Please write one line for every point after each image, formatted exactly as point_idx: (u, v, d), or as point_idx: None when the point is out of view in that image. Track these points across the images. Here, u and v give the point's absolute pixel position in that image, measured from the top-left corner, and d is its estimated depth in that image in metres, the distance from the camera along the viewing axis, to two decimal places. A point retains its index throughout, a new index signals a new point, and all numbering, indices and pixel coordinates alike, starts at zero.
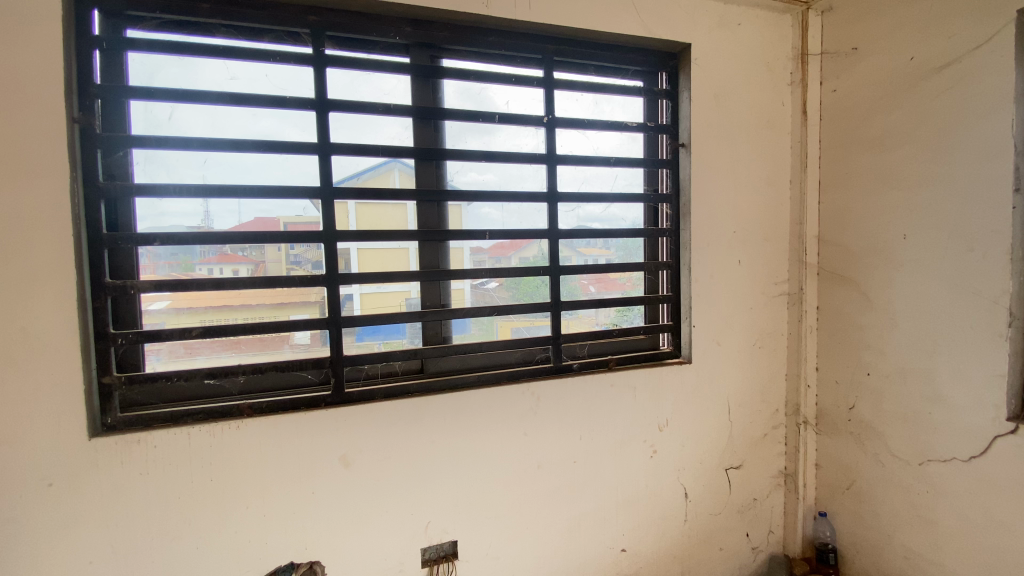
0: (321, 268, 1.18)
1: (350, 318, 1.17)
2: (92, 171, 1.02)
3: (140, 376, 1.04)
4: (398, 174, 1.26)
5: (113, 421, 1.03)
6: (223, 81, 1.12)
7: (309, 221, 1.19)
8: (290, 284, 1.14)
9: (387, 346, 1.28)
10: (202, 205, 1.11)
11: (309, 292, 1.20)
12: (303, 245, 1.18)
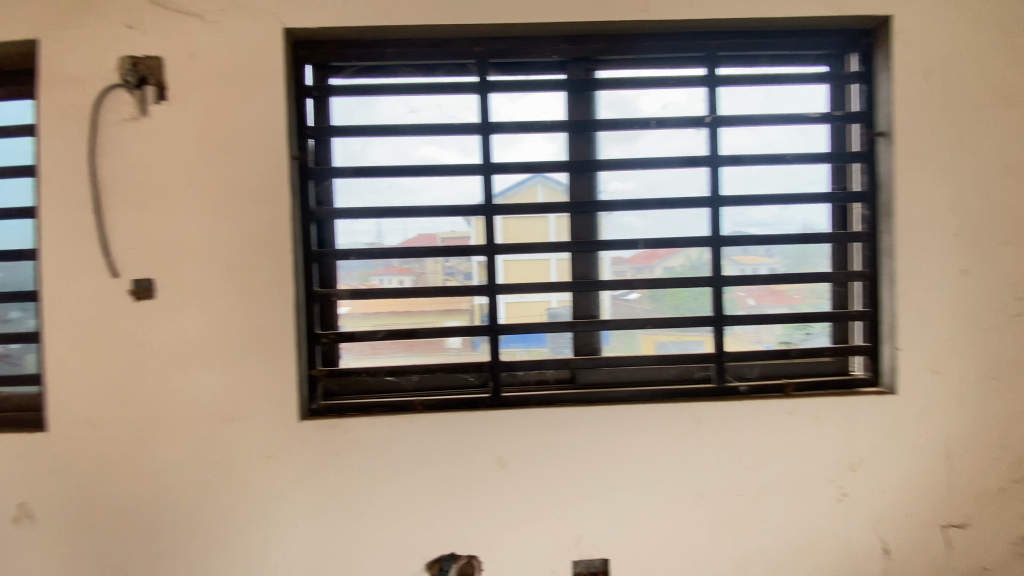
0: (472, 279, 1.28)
1: (484, 325, 1.25)
2: (306, 199, 1.23)
3: (339, 370, 1.23)
4: (542, 189, 1.28)
5: (318, 407, 1.22)
6: (404, 113, 1.27)
7: (462, 236, 1.29)
8: (454, 292, 1.25)
9: (530, 354, 1.30)
10: (375, 225, 1.27)
11: (461, 300, 1.29)
12: (456, 258, 1.27)
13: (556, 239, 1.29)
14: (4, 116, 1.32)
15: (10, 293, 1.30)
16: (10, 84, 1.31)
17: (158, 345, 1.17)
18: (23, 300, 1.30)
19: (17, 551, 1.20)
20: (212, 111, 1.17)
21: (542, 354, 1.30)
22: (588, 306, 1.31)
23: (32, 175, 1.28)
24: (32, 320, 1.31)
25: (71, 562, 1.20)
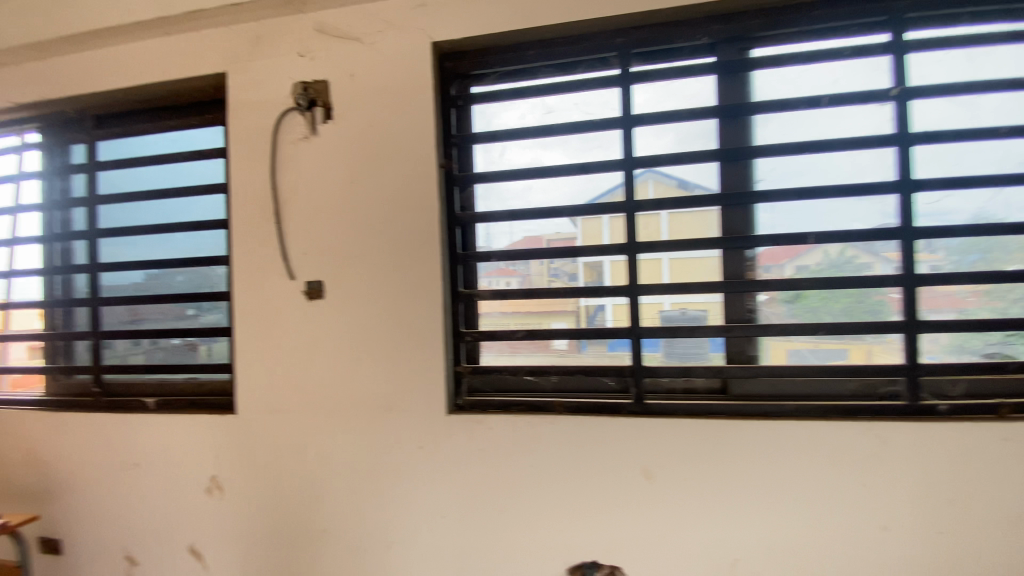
0: (576, 280, 1.25)
1: (586, 329, 1.23)
2: (452, 204, 1.29)
3: (483, 367, 1.27)
4: (653, 183, 1.20)
5: (462, 403, 1.27)
6: (541, 115, 1.27)
7: (566, 236, 1.26)
8: (593, 294, 1.22)
9: (639, 359, 1.22)
10: (484, 229, 1.32)
11: (566, 302, 1.26)
12: (560, 260, 1.26)
13: (668, 238, 1.21)
14: (199, 141, 1.50)
15: (207, 295, 1.48)
16: (205, 113, 1.50)
17: (327, 341, 1.30)
18: (216, 301, 1.48)
19: (216, 517, 1.40)
20: (370, 125, 1.27)
21: (656, 360, 1.21)
22: (707, 310, 1.20)
23: (224, 192, 1.46)
24: (223, 318, 1.49)
25: (257, 530, 1.36)
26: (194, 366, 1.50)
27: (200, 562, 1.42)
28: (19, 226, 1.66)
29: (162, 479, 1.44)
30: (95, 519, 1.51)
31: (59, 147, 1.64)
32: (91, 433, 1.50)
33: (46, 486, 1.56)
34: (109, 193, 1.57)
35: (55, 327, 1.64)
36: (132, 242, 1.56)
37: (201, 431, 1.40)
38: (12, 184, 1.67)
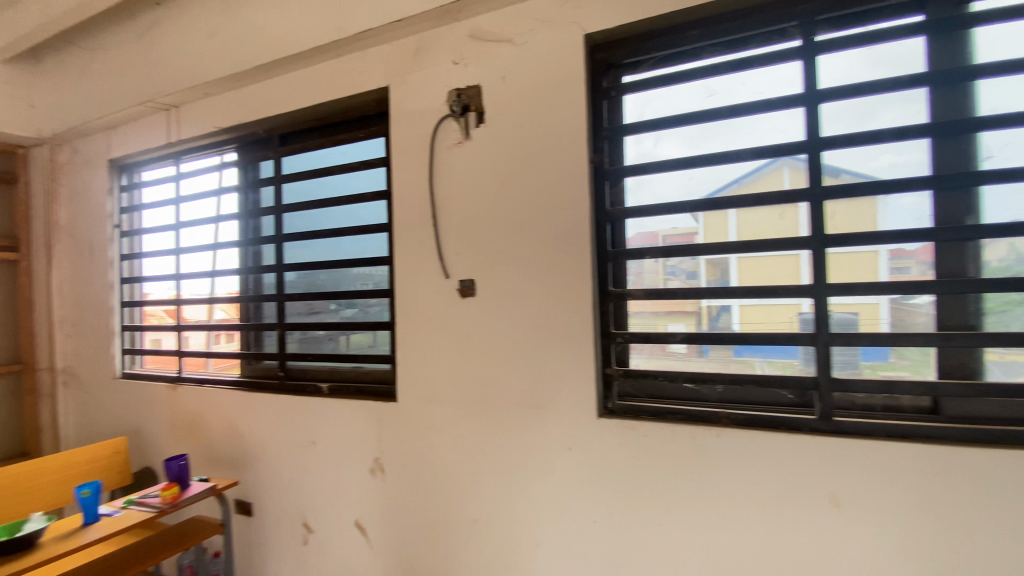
0: (696, 279, 1.18)
1: (707, 333, 1.16)
2: (602, 199, 1.25)
3: (636, 370, 1.23)
4: (788, 172, 1.10)
5: (613, 406, 1.22)
6: (702, 98, 1.18)
7: (685, 232, 1.20)
8: (743, 295, 1.13)
9: (770, 365, 1.13)
10: None
11: (686, 302, 1.20)
12: (678, 257, 1.20)
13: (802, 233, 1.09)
14: (364, 152, 1.65)
15: (371, 291, 1.62)
16: (369, 126, 1.64)
17: (479, 338, 1.35)
18: (379, 297, 1.62)
19: (378, 496, 1.52)
20: (521, 125, 1.28)
21: (795, 369, 1.10)
22: (858, 311, 1.05)
23: (387, 198, 1.59)
24: (385, 313, 1.62)
25: (413, 513, 1.46)
26: (360, 355, 1.66)
27: (363, 537, 1.56)
28: (223, 233, 1.97)
29: (333, 458, 1.61)
30: (279, 488, 1.73)
31: (251, 164, 1.91)
32: (277, 412, 1.73)
33: (242, 455, 1.82)
34: (291, 202, 1.79)
35: (248, 318, 1.91)
36: (309, 244, 1.77)
37: (367, 417, 1.54)
38: (216, 198, 1.98)
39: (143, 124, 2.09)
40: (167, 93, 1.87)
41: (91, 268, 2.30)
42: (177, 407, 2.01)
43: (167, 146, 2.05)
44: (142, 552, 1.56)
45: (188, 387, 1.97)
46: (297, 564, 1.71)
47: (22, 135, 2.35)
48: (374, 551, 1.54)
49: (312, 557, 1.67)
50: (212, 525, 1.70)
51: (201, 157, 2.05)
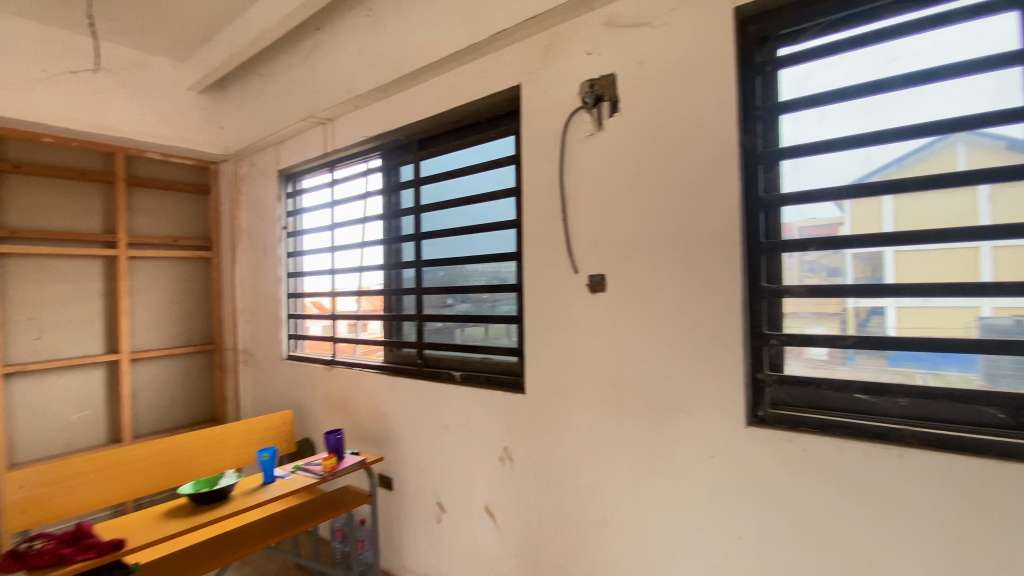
0: (839, 276, 1.08)
1: (860, 337, 1.05)
2: (755, 185, 1.15)
3: (792, 377, 1.12)
4: (964, 152, 0.95)
5: (764, 415, 1.14)
6: (882, 65, 1.04)
7: (827, 224, 1.10)
8: (921, 295, 0.99)
9: (935, 378, 0.99)
10: None
11: (830, 301, 1.10)
12: (818, 252, 1.11)
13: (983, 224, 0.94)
14: (495, 150, 1.71)
15: (501, 286, 1.68)
16: (500, 125, 1.69)
17: (609, 334, 1.32)
18: (508, 291, 1.67)
19: (507, 484, 1.58)
20: (659, 113, 1.22)
21: (971, 384, 0.96)
22: None
23: (516, 194, 1.63)
24: (513, 307, 1.67)
25: (542, 504, 1.49)
26: (491, 346, 1.73)
27: (493, 522, 1.62)
28: (369, 232, 2.17)
29: (466, 444, 1.70)
30: (416, 468, 1.88)
31: (393, 169, 2.08)
32: (417, 397, 1.88)
33: (385, 434, 2.00)
34: (428, 202, 1.92)
35: (390, 309, 2.09)
36: (443, 241, 1.88)
37: (498, 408, 1.61)
38: (364, 201, 2.20)
39: (305, 138, 2.39)
40: (325, 109, 2.11)
41: (264, 265, 2.69)
42: (331, 388, 2.27)
43: (324, 156, 2.32)
44: (306, 513, 1.79)
45: (340, 369, 2.22)
46: (431, 540, 1.83)
47: (215, 153, 2.81)
48: (503, 537, 1.59)
49: (445, 535, 1.78)
50: (360, 496, 1.89)
51: (351, 164, 2.29)
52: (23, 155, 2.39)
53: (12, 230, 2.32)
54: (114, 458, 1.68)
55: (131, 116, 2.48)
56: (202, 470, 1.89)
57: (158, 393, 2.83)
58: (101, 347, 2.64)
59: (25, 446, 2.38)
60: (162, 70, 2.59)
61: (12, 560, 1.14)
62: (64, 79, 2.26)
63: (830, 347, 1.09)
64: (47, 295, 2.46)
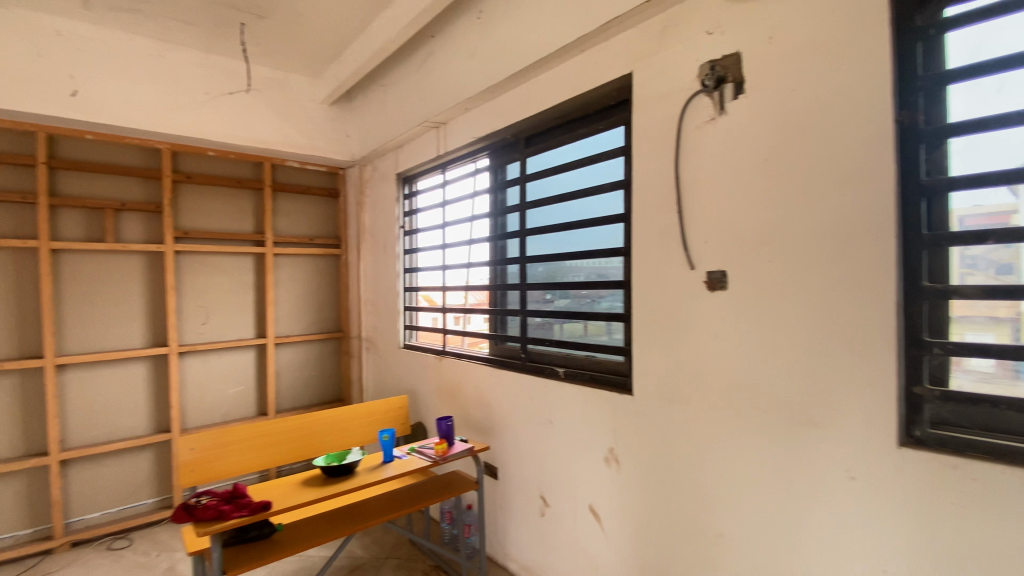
0: (1012, 275, 0.92)
1: None
2: (914, 168, 0.99)
3: (961, 394, 0.96)
4: None
5: (921, 435, 0.99)
6: None
7: (999, 213, 0.94)
8: None
9: None
10: None
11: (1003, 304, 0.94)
12: (985, 246, 0.96)
13: None
14: (604, 143, 1.68)
15: (607, 281, 1.65)
16: (608, 117, 1.65)
17: (732, 337, 1.26)
18: (614, 287, 1.63)
19: (614, 486, 1.57)
20: (794, 95, 1.12)
21: None
22: None
23: (625, 187, 1.59)
24: (620, 303, 1.63)
25: (651, 511, 1.46)
26: (596, 343, 1.70)
27: (599, 522, 1.62)
28: (476, 230, 2.25)
29: (572, 440, 1.71)
30: (521, 460, 1.92)
31: (500, 167, 2.13)
32: (522, 391, 1.92)
33: (492, 425, 2.07)
34: (533, 199, 1.94)
35: (496, 304, 2.15)
36: (548, 236, 1.89)
37: (605, 408, 1.60)
38: (472, 199, 2.28)
39: (420, 141, 2.53)
40: (439, 112, 2.22)
41: (384, 261, 2.92)
42: (442, 377, 2.40)
43: (437, 158, 2.44)
44: (420, 493, 1.91)
45: (450, 360, 2.34)
46: (535, 532, 1.87)
47: (343, 160, 3.10)
48: (609, 538, 1.58)
49: (549, 529, 1.80)
50: (468, 482, 1.98)
51: (461, 164, 2.38)
52: (195, 168, 2.83)
53: (188, 231, 2.78)
54: (255, 430, 1.92)
55: (276, 130, 2.83)
56: (333, 444, 2.11)
57: (296, 375, 3.21)
58: (253, 332, 3.05)
59: (198, 412, 2.85)
60: (301, 87, 2.91)
61: (184, 510, 1.32)
62: (223, 100, 2.64)
63: (999, 359, 0.94)
64: (214, 286, 2.91)
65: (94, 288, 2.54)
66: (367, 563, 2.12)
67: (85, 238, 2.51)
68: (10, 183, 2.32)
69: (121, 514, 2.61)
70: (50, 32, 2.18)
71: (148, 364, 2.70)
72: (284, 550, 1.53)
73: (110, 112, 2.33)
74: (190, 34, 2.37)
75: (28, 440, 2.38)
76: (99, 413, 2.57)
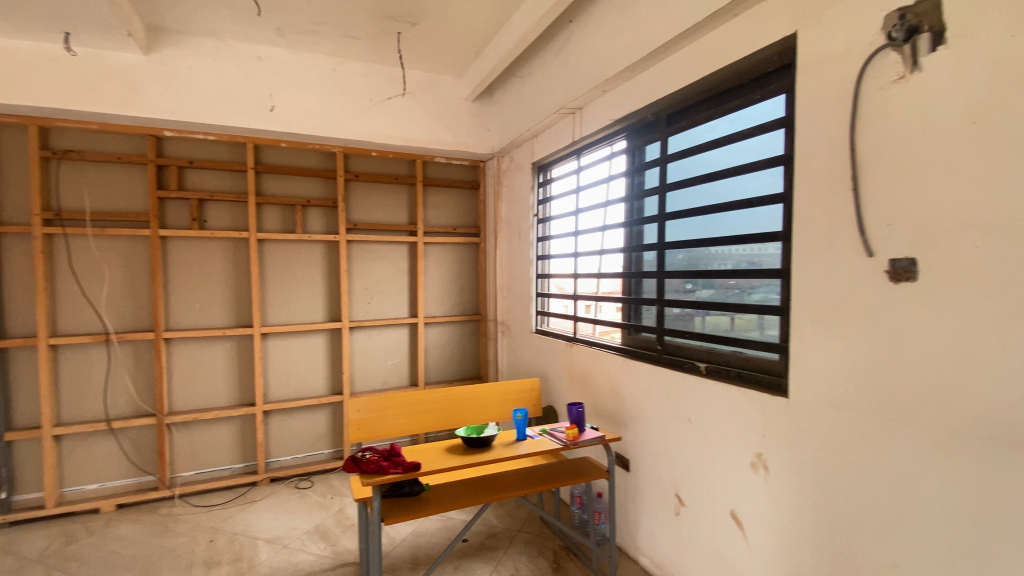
0: None
1: None
2: None
3: None
4: None
5: None
6: None
7: None
8: None
9: None
10: None
11: None
12: None
13: None
14: (760, 116, 1.52)
15: (760, 270, 1.50)
16: (766, 86, 1.49)
17: (919, 337, 1.06)
18: (769, 277, 1.48)
19: (761, 493, 1.44)
20: (1018, 41, 0.90)
21: None
22: None
23: (785, 164, 1.42)
24: (776, 294, 1.47)
25: (804, 525, 1.32)
26: (745, 338, 1.56)
27: (741, 530, 1.50)
28: (611, 216, 2.21)
29: (712, 439, 1.60)
30: (654, 454, 1.86)
31: (638, 149, 2.06)
32: (657, 382, 1.85)
33: (624, 415, 2.03)
34: (675, 181, 1.84)
35: (630, 293, 2.10)
36: (690, 221, 1.78)
37: (752, 407, 1.47)
38: (607, 184, 2.24)
39: (556, 128, 2.55)
40: (576, 98, 2.21)
41: (520, 249, 3.01)
42: (573, 363, 2.42)
43: (572, 144, 2.44)
44: (551, 474, 1.96)
45: (581, 347, 2.34)
46: (668, 530, 1.80)
47: (484, 152, 3.26)
48: (752, 548, 1.46)
49: (684, 528, 1.72)
50: (599, 470, 1.96)
51: (596, 148, 2.35)
52: (363, 167, 3.22)
53: (356, 224, 3.18)
54: (407, 399, 2.14)
55: (427, 128, 3.08)
56: (473, 419, 2.26)
57: (440, 354, 3.50)
58: (406, 312, 3.40)
59: (362, 380, 3.27)
60: (448, 87, 3.12)
61: (352, 461, 1.54)
62: (384, 105, 2.95)
63: None
64: (374, 271, 3.29)
65: (286, 272, 3.05)
66: (501, 533, 2.25)
67: (281, 230, 3.02)
68: (230, 186, 2.88)
69: (305, 460, 3.13)
70: (254, 59, 2.65)
71: (325, 337, 3.17)
72: (431, 507, 1.69)
73: (298, 122, 2.75)
74: (358, 47, 2.69)
75: (242, 392, 2.97)
76: (290, 375, 3.09)
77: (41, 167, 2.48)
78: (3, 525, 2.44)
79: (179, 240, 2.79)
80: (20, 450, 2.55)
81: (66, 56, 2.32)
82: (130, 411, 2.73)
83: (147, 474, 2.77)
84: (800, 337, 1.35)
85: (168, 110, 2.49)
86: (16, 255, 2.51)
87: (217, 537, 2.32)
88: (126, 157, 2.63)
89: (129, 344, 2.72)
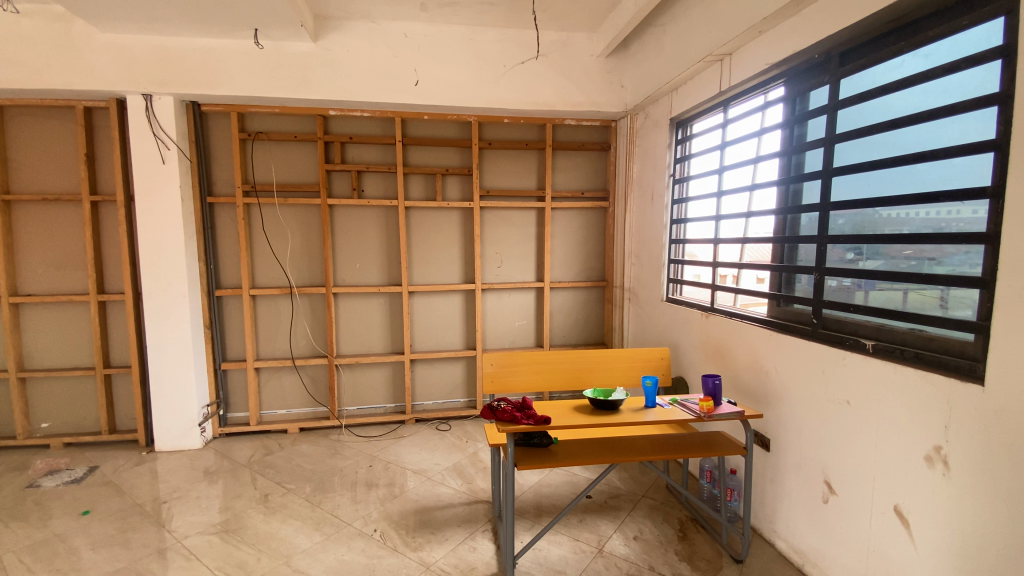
0: None
1: None
2: None
3: None
4: None
5: None
6: None
7: None
8: None
9: None
10: None
11: None
12: None
13: None
14: (968, 46, 1.24)
15: (957, 235, 1.24)
16: (980, 8, 1.21)
17: None
18: (968, 243, 1.22)
19: (936, 490, 1.25)
20: None
21: None
22: None
23: (1002, 103, 1.15)
24: (977, 264, 1.22)
25: (993, 533, 1.13)
26: (927, 314, 1.34)
27: (906, 529, 1.34)
28: (761, 174, 2.02)
29: (877, 424, 1.42)
30: (802, 436, 1.71)
31: (799, 96, 1.83)
32: (810, 359, 1.67)
33: (767, 392, 1.89)
34: (846, 130, 1.61)
35: (780, 260, 1.90)
36: (863, 177, 1.54)
37: (932, 394, 1.27)
38: (758, 138, 2.04)
39: (700, 79, 2.35)
40: (726, 43, 2.00)
41: (652, 213, 2.89)
42: (709, 333, 2.29)
43: (718, 95, 2.24)
44: (680, 444, 1.90)
45: (718, 318, 2.20)
46: (814, 518, 1.67)
47: (616, 112, 3.13)
48: (919, 551, 1.30)
49: (832, 518, 1.58)
50: (735, 445, 1.86)
51: (747, 98, 2.13)
52: (496, 135, 3.31)
53: (489, 190, 3.32)
54: (538, 356, 2.25)
55: (559, 90, 3.05)
56: (601, 380, 2.29)
57: (567, 316, 3.57)
58: (533, 276, 3.50)
59: (492, 338, 3.48)
60: (581, 44, 3.03)
61: (489, 410, 1.66)
62: (518, 70, 2.98)
63: None
64: (505, 236, 3.42)
65: (428, 236, 3.32)
66: (625, 496, 2.29)
67: (424, 198, 3.27)
68: (382, 157, 3.19)
69: (443, 407, 3.46)
70: (401, 36, 2.84)
71: (460, 297, 3.42)
72: (558, 460, 1.78)
73: (438, 92, 2.91)
74: (494, 13, 2.73)
75: (393, 343, 3.35)
76: (431, 330, 3.40)
77: (240, 147, 2.97)
78: (223, 434, 3.13)
79: (341, 208, 3.18)
80: (233, 378, 3.21)
81: (256, 50, 2.71)
82: (308, 352, 3.26)
83: (321, 405, 3.30)
84: (1009, 314, 1.11)
85: (332, 90, 2.81)
86: (225, 221, 3.08)
87: (374, 463, 2.70)
88: (301, 136, 3.03)
89: (307, 297, 3.22)
